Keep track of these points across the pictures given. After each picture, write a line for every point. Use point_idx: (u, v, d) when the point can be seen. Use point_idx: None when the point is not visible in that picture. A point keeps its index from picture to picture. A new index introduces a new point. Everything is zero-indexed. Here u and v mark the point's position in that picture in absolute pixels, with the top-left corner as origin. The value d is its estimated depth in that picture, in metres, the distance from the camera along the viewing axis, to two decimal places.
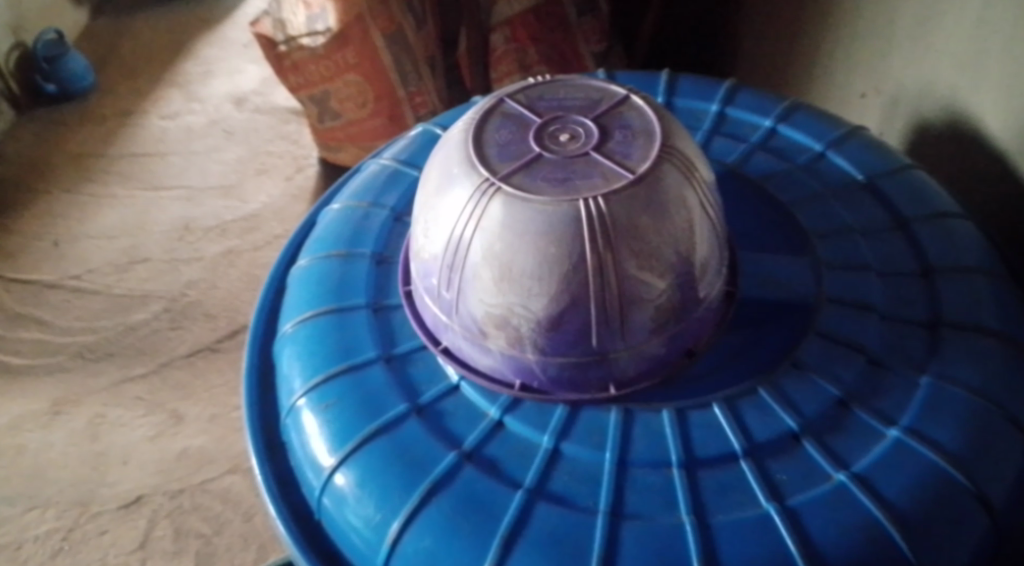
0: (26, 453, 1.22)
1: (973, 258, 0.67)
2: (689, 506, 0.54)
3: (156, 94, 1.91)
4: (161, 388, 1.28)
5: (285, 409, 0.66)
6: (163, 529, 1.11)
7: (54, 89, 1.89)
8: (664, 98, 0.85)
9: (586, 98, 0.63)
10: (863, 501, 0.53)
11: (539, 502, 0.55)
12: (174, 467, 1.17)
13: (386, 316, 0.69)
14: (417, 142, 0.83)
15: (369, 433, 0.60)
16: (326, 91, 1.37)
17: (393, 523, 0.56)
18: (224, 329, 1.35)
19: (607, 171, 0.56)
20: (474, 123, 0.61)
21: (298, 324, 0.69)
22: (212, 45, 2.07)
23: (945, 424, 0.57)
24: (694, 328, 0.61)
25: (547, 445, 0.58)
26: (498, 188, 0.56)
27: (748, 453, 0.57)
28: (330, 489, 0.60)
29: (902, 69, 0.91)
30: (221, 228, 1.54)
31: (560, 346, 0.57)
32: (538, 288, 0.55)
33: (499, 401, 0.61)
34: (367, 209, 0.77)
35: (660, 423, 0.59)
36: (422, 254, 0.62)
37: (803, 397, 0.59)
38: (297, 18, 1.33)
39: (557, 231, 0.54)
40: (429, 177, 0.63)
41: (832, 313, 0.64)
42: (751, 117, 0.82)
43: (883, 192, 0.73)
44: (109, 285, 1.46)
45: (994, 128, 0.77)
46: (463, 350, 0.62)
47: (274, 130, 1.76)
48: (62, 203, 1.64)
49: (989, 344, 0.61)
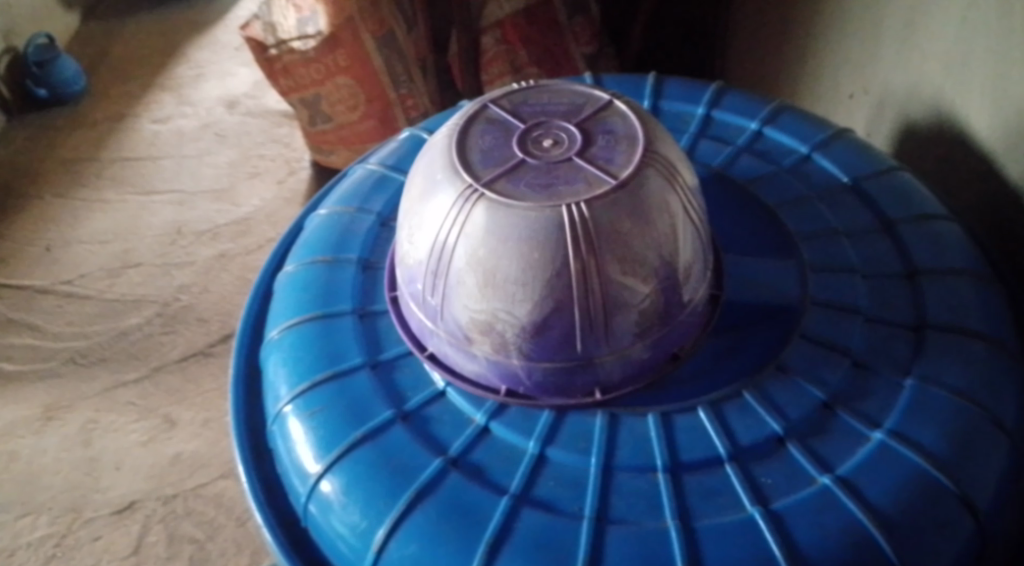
0: (18, 459, 1.22)
1: (958, 259, 0.67)
2: (674, 510, 0.54)
3: (148, 97, 1.91)
4: (153, 393, 1.28)
5: (272, 416, 0.66)
6: (156, 533, 1.11)
7: (46, 93, 1.88)
8: (651, 102, 0.86)
9: (569, 103, 0.63)
10: (847, 504, 0.54)
11: (524, 508, 0.56)
12: (166, 473, 1.17)
13: (372, 322, 0.69)
14: (404, 147, 0.83)
15: (354, 440, 0.60)
16: (317, 94, 1.37)
17: (379, 530, 0.56)
18: (215, 334, 1.35)
19: (590, 176, 0.56)
20: (458, 129, 0.61)
21: (284, 331, 0.69)
22: (203, 48, 2.07)
23: (928, 426, 0.57)
24: (679, 333, 0.61)
25: (533, 451, 0.59)
26: (480, 194, 0.56)
27: (733, 456, 0.57)
28: (316, 496, 0.60)
29: (889, 69, 0.91)
30: (213, 232, 1.54)
31: (545, 351, 0.57)
32: (521, 293, 0.55)
33: (485, 406, 0.61)
34: (353, 214, 0.76)
35: (646, 428, 0.59)
36: (407, 261, 0.62)
37: (787, 401, 0.59)
38: (288, 21, 1.33)
39: (540, 237, 0.54)
40: (413, 182, 0.63)
41: (817, 317, 0.64)
42: (736, 120, 0.82)
43: (869, 193, 0.73)
44: (101, 289, 1.46)
45: (980, 130, 0.77)
46: (449, 356, 0.62)
47: (266, 133, 1.76)
48: (54, 208, 1.64)
49: (974, 346, 0.61)
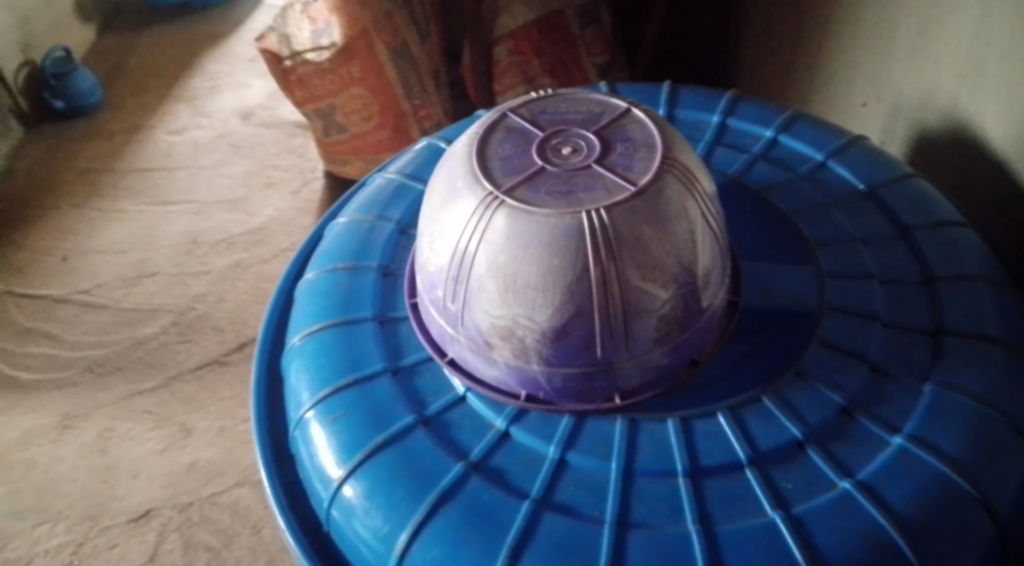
0: (36, 467, 1.23)
1: (975, 266, 0.67)
2: (694, 515, 0.55)
3: (164, 109, 1.93)
4: (169, 402, 1.29)
5: (294, 422, 0.67)
6: (172, 542, 1.11)
7: (62, 105, 1.91)
8: (666, 110, 0.86)
9: (587, 111, 0.63)
10: (868, 509, 0.54)
11: (546, 512, 0.56)
12: (182, 481, 1.18)
13: (392, 328, 0.70)
14: (421, 156, 0.84)
15: (377, 444, 0.61)
16: (331, 105, 1.38)
17: (401, 535, 0.57)
18: (231, 343, 1.36)
19: (609, 183, 0.56)
20: (478, 137, 0.62)
21: (306, 337, 0.70)
22: (218, 60, 2.09)
23: (947, 431, 0.57)
24: (698, 337, 0.61)
25: (553, 456, 0.59)
26: (501, 202, 0.56)
27: (753, 461, 0.57)
28: (339, 501, 0.60)
29: (903, 78, 0.91)
30: (228, 242, 1.56)
31: (565, 357, 0.58)
32: (542, 300, 0.56)
33: (505, 412, 0.62)
34: (373, 223, 0.77)
35: (666, 433, 0.59)
36: (427, 267, 0.62)
37: (806, 406, 0.59)
38: (302, 33, 1.36)
39: (560, 243, 0.55)
40: (433, 190, 0.64)
41: (834, 322, 0.64)
42: (752, 128, 0.83)
43: (884, 201, 0.73)
44: (118, 299, 1.47)
45: (995, 137, 0.77)
46: (468, 362, 0.63)
47: (280, 144, 1.78)
48: (72, 218, 1.66)
49: (993, 352, 0.61)
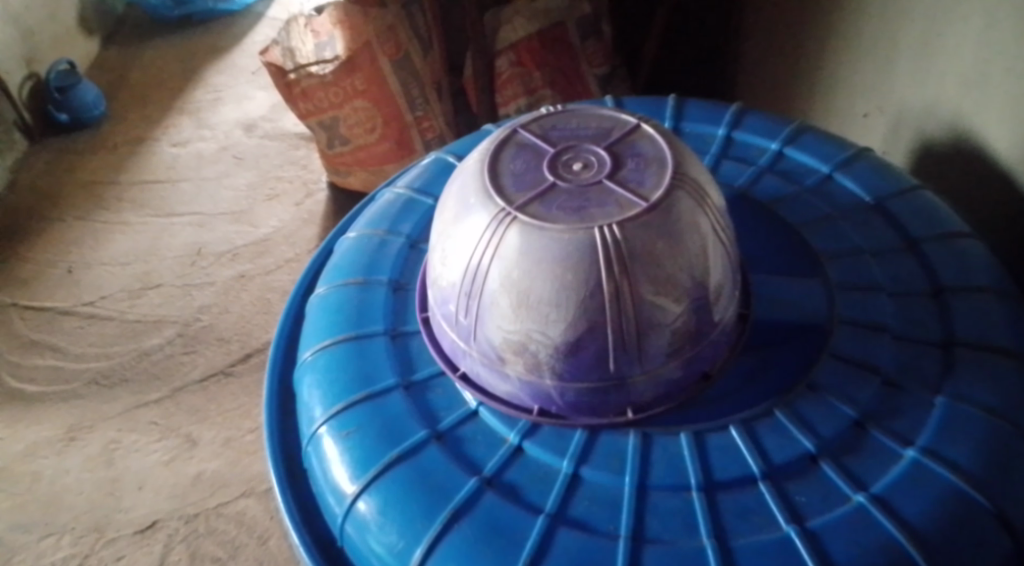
0: (41, 479, 1.23)
1: (984, 277, 0.67)
2: (710, 529, 0.55)
3: (168, 121, 1.94)
4: (174, 413, 1.29)
5: (306, 437, 0.67)
6: (178, 553, 1.11)
7: (67, 118, 1.92)
8: (672, 123, 0.87)
9: (598, 127, 0.64)
10: (882, 522, 0.54)
11: (560, 527, 0.56)
12: (188, 492, 1.18)
13: (403, 342, 0.70)
14: (429, 170, 0.84)
15: (390, 460, 0.61)
16: (335, 117, 1.39)
17: (416, 551, 0.57)
18: (236, 354, 1.36)
19: (621, 199, 0.57)
20: (490, 153, 0.62)
21: (317, 351, 0.70)
22: (221, 72, 2.10)
23: (960, 443, 0.57)
24: (710, 351, 0.62)
25: (567, 470, 0.59)
26: (514, 217, 0.57)
27: (766, 475, 0.57)
28: (353, 516, 0.60)
29: (906, 90, 0.92)
30: (233, 253, 1.56)
31: (578, 371, 0.58)
32: (555, 314, 0.56)
33: (518, 426, 0.62)
34: (382, 237, 0.78)
35: (679, 447, 0.59)
36: (439, 283, 0.63)
37: (819, 420, 0.60)
38: (306, 46, 1.36)
39: (573, 259, 0.55)
40: (445, 206, 0.64)
41: (846, 335, 0.65)
42: (759, 140, 0.83)
43: (892, 213, 0.74)
44: (123, 311, 1.47)
45: (1000, 147, 0.78)
46: (481, 376, 0.63)
47: (283, 155, 1.78)
48: (76, 230, 1.66)
49: (1004, 363, 0.62)
